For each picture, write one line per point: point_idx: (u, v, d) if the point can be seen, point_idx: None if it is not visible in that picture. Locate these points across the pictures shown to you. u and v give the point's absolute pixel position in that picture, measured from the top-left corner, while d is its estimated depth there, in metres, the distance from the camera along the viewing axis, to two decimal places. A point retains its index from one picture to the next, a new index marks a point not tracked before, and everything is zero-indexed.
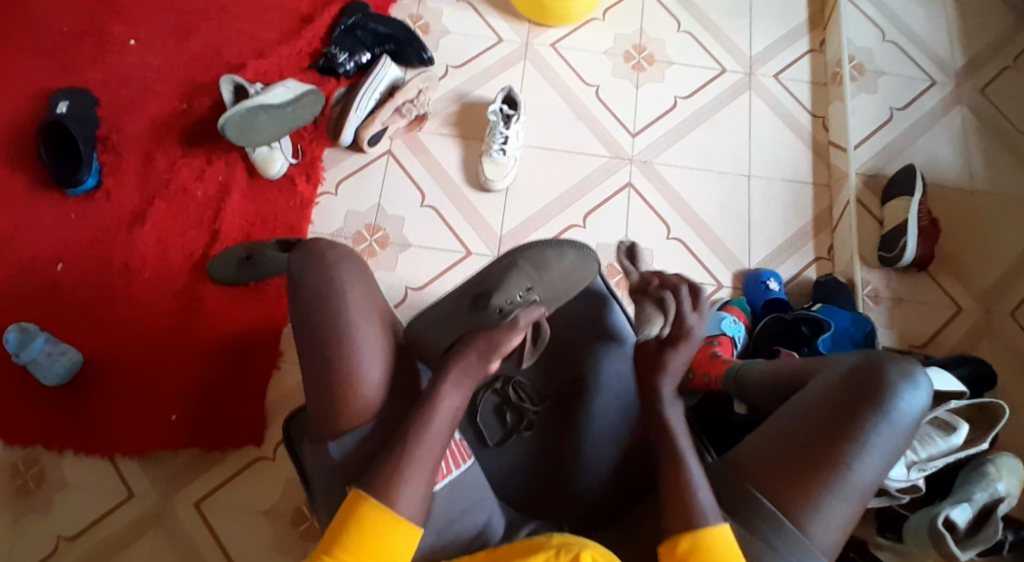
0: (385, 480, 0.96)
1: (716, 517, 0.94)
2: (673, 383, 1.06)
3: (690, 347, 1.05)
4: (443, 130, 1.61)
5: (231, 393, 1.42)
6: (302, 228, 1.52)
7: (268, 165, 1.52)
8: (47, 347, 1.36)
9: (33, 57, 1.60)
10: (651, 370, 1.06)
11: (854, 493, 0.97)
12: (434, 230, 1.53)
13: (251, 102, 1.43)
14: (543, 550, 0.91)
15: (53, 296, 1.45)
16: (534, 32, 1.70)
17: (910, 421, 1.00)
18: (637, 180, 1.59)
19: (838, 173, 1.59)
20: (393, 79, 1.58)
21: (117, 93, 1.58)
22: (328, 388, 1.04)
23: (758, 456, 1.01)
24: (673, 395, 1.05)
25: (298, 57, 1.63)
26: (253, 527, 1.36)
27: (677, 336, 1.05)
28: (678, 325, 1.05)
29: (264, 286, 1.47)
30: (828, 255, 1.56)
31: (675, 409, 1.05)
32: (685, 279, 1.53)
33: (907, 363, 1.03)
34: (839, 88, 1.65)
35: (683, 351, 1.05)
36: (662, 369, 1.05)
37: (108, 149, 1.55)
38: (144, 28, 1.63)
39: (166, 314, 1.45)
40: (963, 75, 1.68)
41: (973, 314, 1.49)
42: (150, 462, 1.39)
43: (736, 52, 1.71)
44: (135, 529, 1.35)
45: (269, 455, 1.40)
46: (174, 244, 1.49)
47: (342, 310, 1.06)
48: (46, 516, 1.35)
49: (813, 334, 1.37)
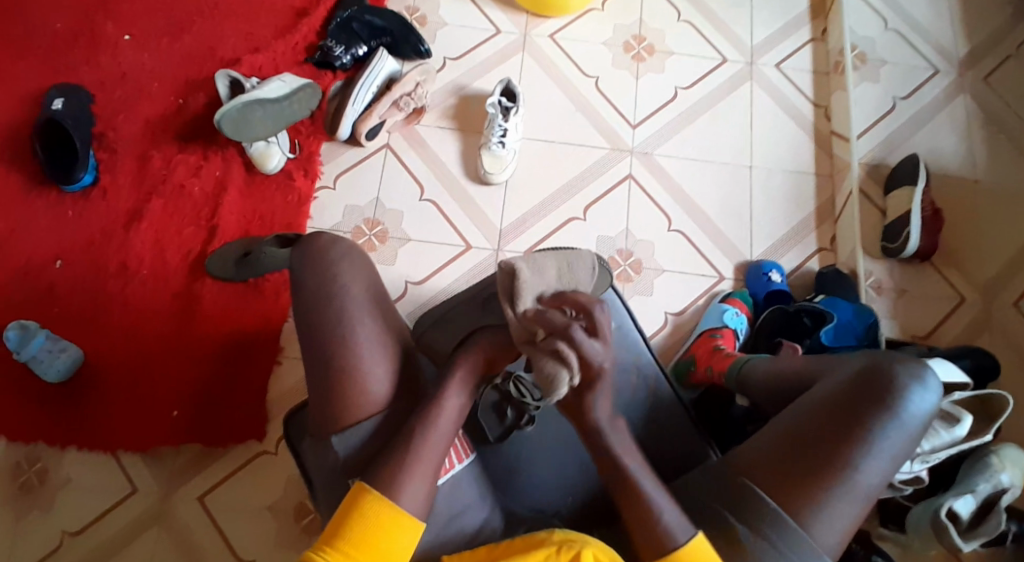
0: (386, 479, 0.95)
1: (685, 533, 0.94)
2: (606, 410, 1.00)
3: (606, 383, 0.99)
4: (441, 123, 1.60)
5: (232, 390, 1.41)
6: (299, 224, 1.51)
7: (265, 160, 1.50)
8: (48, 345, 1.35)
9: (26, 55, 1.58)
10: (578, 408, 1.00)
11: (859, 495, 0.96)
12: (433, 224, 1.52)
13: (248, 96, 1.42)
14: (544, 546, 0.91)
15: (51, 296, 1.44)
16: (532, 23, 1.68)
17: (918, 423, 0.99)
18: (638, 173, 1.57)
19: (840, 164, 1.58)
20: (390, 71, 1.56)
21: (111, 91, 1.57)
22: (327, 386, 1.03)
23: (761, 456, 1.00)
24: (610, 420, 1.00)
25: (294, 51, 1.61)
26: (256, 522, 1.36)
27: (588, 378, 0.98)
28: (585, 372, 0.97)
29: (264, 282, 1.47)
30: (830, 247, 1.54)
31: (618, 436, 1.00)
32: (686, 271, 1.52)
33: (914, 363, 1.01)
34: (840, 78, 1.63)
35: (601, 388, 0.99)
36: (588, 406, 0.99)
37: (103, 147, 1.53)
38: (138, 25, 1.62)
39: (166, 311, 1.44)
40: (966, 63, 1.66)
41: (976, 305, 1.48)
42: (152, 459, 1.39)
43: (736, 42, 1.69)
44: (139, 526, 1.35)
45: (271, 450, 1.40)
46: (170, 242, 1.48)
47: (342, 306, 1.05)
48: (49, 513, 1.35)
49: (815, 327, 1.36)
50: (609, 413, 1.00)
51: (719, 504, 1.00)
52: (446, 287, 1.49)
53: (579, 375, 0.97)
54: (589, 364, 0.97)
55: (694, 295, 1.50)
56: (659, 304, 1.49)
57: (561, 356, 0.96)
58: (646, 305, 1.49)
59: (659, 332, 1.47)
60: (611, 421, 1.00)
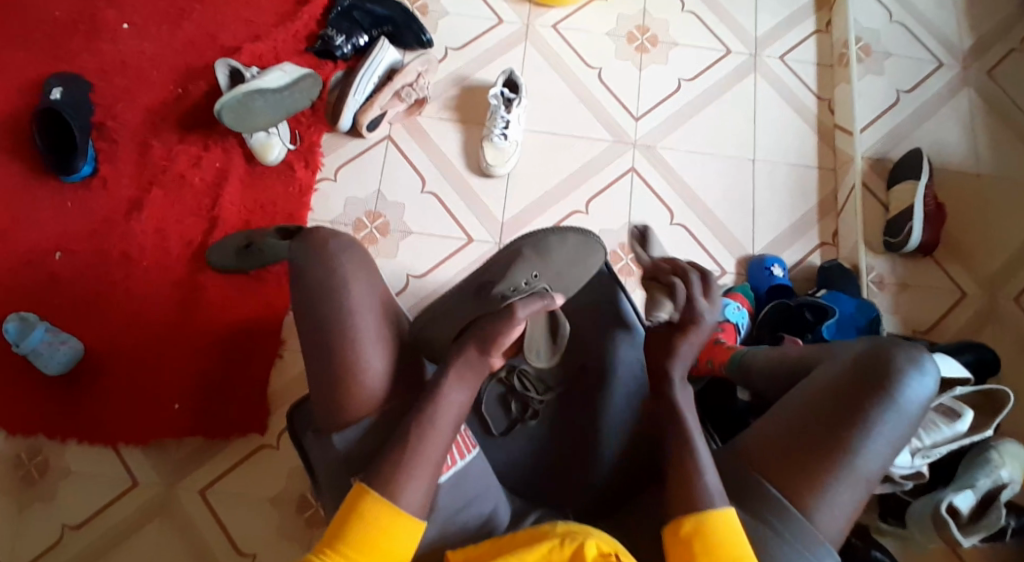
0: (391, 474, 0.95)
1: (721, 501, 0.94)
2: (683, 365, 1.06)
3: (701, 332, 1.06)
4: (443, 114, 1.59)
5: (234, 382, 1.41)
6: (301, 216, 1.50)
7: (266, 151, 1.50)
8: (49, 337, 1.34)
9: (23, 42, 1.56)
10: (661, 348, 1.07)
11: (860, 480, 0.97)
12: (434, 215, 1.52)
13: (248, 86, 1.41)
14: (548, 538, 0.91)
15: (51, 286, 1.43)
16: (535, 13, 1.67)
17: (918, 409, 0.99)
18: (641, 164, 1.57)
19: (843, 157, 1.57)
20: (391, 62, 1.55)
21: (111, 79, 1.55)
22: (331, 381, 1.03)
23: (763, 444, 1.01)
24: (683, 378, 1.06)
25: (295, 40, 1.59)
26: (259, 515, 1.37)
27: (686, 321, 1.06)
28: (689, 311, 1.06)
29: (265, 274, 1.46)
30: (832, 241, 1.54)
31: (685, 394, 1.05)
32: (689, 265, 1.51)
33: (912, 348, 1.01)
34: (845, 70, 1.62)
35: (693, 334, 1.06)
36: (673, 347, 1.06)
37: (103, 136, 1.52)
38: (137, 12, 1.60)
39: (166, 302, 1.44)
40: (971, 56, 1.65)
41: (979, 300, 1.48)
42: (155, 451, 1.39)
43: (741, 33, 1.68)
44: (142, 517, 1.35)
45: (272, 443, 1.40)
46: (172, 231, 1.47)
47: (344, 301, 1.05)
48: (51, 505, 1.35)
49: (817, 320, 1.36)
50: (686, 371, 1.06)
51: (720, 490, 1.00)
52: (446, 281, 1.48)
53: (683, 312, 1.07)
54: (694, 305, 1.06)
55: None
56: None
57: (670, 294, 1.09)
58: None
59: None
60: (684, 380, 1.06)
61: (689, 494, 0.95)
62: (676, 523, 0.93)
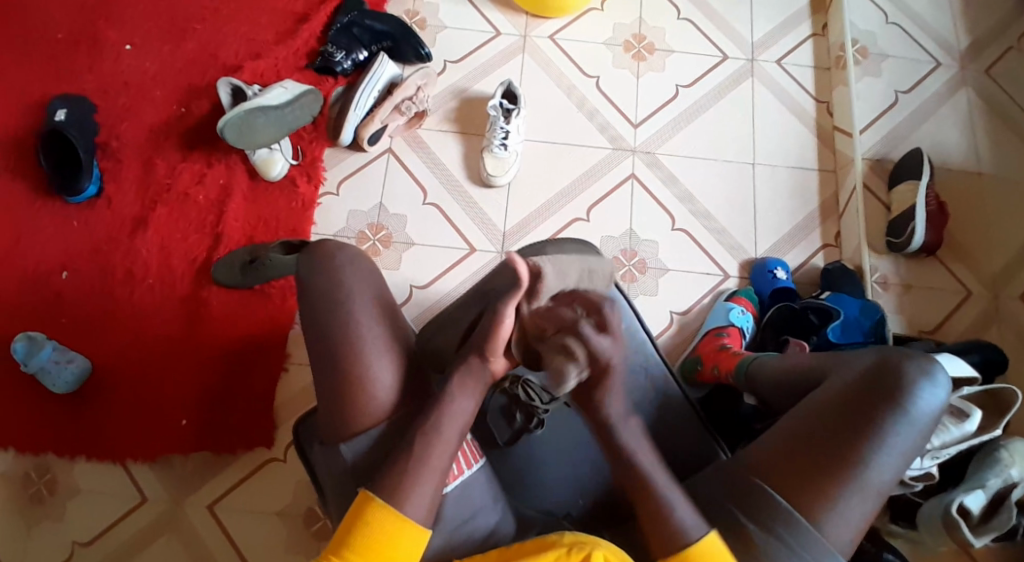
0: (396, 486, 0.95)
1: (699, 529, 0.94)
2: (618, 404, 1.00)
3: (616, 379, 0.98)
4: (443, 126, 1.60)
5: (240, 398, 1.41)
6: (304, 231, 1.51)
7: (269, 167, 1.51)
8: (56, 356, 1.36)
9: (28, 64, 1.59)
10: (586, 402, 1.00)
11: (870, 491, 0.96)
12: (436, 228, 1.52)
13: (249, 104, 1.43)
14: (555, 548, 0.91)
15: (59, 305, 1.44)
16: (532, 24, 1.68)
17: (929, 420, 0.98)
18: (641, 171, 1.57)
19: (844, 159, 1.58)
20: (391, 76, 1.56)
21: (114, 99, 1.57)
22: (335, 390, 1.03)
23: (771, 454, 1.00)
24: (623, 415, 1.00)
25: (295, 57, 1.61)
26: (267, 529, 1.37)
27: (598, 372, 0.98)
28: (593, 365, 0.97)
29: (269, 288, 1.47)
30: (835, 243, 1.54)
31: (630, 429, 1.00)
32: (691, 270, 1.52)
33: (924, 359, 1.00)
34: (842, 73, 1.63)
35: (611, 384, 0.98)
36: (598, 400, 0.99)
37: (107, 155, 1.54)
38: (140, 32, 1.62)
39: (172, 319, 1.45)
40: (968, 56, 1.65)
41: (983, 300, 1.48)
42: (163, 467, 1.39)
43: (737, 38, 1.69)
44: (150, 533, 1.35)
45: (280, 457, 1.40)
46: (175, 248, 1.49)
47: (348, 312, 1.05)
48: (60, 523, 1.36)
49: (822, 323, 1.36)
50: (622, 408, 1.00)
51: (729, 500, 1.00)
52: (450, 291, 1.49)
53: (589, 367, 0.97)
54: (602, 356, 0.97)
55: (699, 293, 1.50)
56: (664, 303, 1.49)
57: (574, 348, 0.97)
58: (652, 305, 1.49)
59: (665, 330, 1.47)
60: (624, 416, 1.00)
61: (693, 502, 0.95)
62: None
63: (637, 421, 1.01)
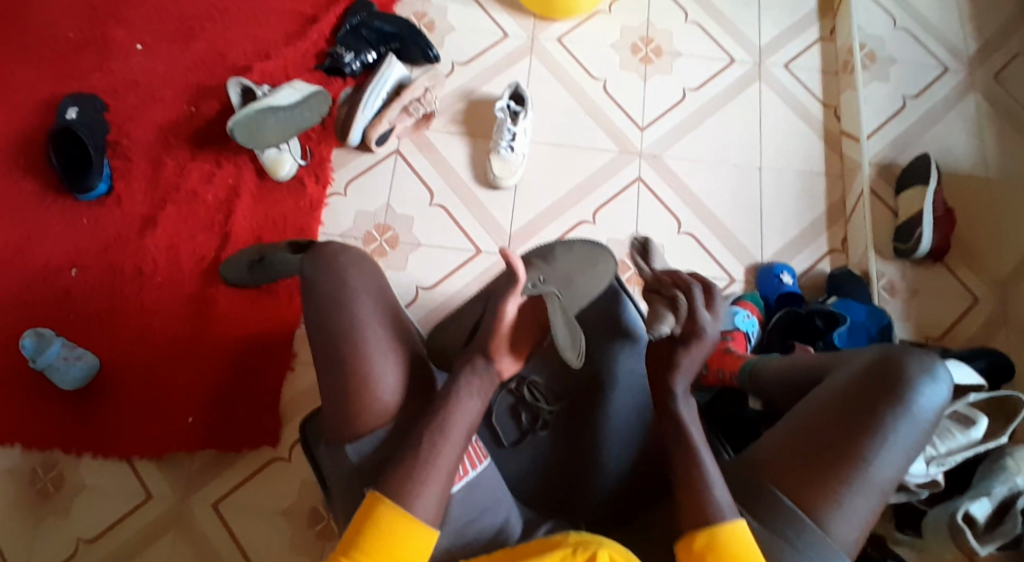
0: (402, 484, 0.95)
1: (731, 512, 0.94)
2: (686, 380, 1.04)
3: (705, 347, 1.03)
4: (450, 128, 1.60)
5: (246, 396, 1.42)
6: (312, 231, 1.52)
7: (278, 167, 1.52)
8: (64, 353, 1.36)
9: (39, 64, 1.60)
10: (666, 366, 1.04)
11: (874, 489, 0.96)
12: (443, 229, 1.53)
13: (259, 104, 1.44)
14: (561, 547, 0.91)
15: (67, 303, 1.46)
16: (539, 27, 1.69)
17: (930, 417, 0.99)
18: (647, 174, 1.58)
19: (851, 164, 1.57)
20: (400, 78, 1.57)
21: (124, 99, 1.59)
22: (341, 389, 1.04)
23: (775, 454, 1.00)
24: (685, 393, 1.04)
25: (303, 58, 1.62)
26: (271, 528, 1.37)
27: (689, 334, 1.02)
28: (692, 325, 1.02)
29: (276, 288, 1.48)
30: (841, 248, 1.54)
31: (689, 409, 1.03)
32: (697, 273, 1.51)
33: (924, 356, 1.01)
34: (850, 77, 1.63)
35: (698, 349, 1.03)
36: (675, 367, 1.03)
37: (117, 155, 1.55)
38: (149, 33, 1.64)
39: (179, 318, 1.46)
40: (976, 61, 1.65)
41: (990, 305, 1.47)
42: (168, 465, 1.40)
43: (745, 42, 1.69)
44: (155, 531, 1.36)
45: (284, 456, 1.41)
46: (184, 247, 1.50)
47: (354, 314, 1.06)
48: (66, 519, 1.37)
49: (828, 328, 1.35)
50: (687, 386, 1.04)
51: (734, 499, 1.00)
52: (456, 291, 1.49)
53: (685, 324, 1.02)
54: (696, 319, 1.02)
55: None
56: None
57: (661, 307, 1.04)
58: None
59: None
60: (686, 394, 1.04)
61: (701, 501, 0.95)
62: (688, 536, 0.93)
63: (694, 404, 1.05)
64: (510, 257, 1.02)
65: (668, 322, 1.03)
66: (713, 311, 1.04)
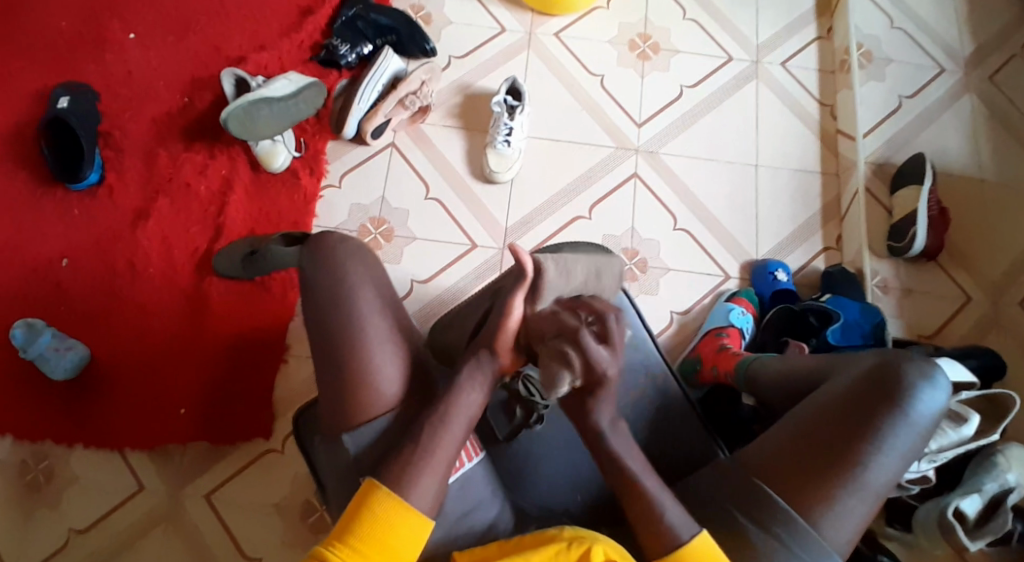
0: (399, 477, 0.95)
1: (688, 530, 0.94)
2: (609, 413, 1.00)
3: (612, 388, 0.98)
4: (446, 122, 1.60)
5: (238, 389, 1.41)
6: (306, 223, 1.51)
7: (271, 158, 1.50)
8: (55, 342, 1.36)
9: (31, 53, 1.58)
10: (580, 410, 1.00)
11: (869, 493, 0.96)
12: (439, 223, 1.52)
13: (253, 95, 1.42)
14: (555, 542, 0.91)
15: (58, 294, 1.44)
16: (537, 21, 1.68)
17: (929, 422, 0.98)
18: (644, 171, 1.57)
19: (846, 163, 1.58)
20: (395, 70, 1.56)
21: (117, 88, 1.57)
22: (338, 382, 1.03)
23: (771, 455, 1.00)
24: (611, 423, 1.00)
25: (299, 50, 1.61)
26: (262, 521, 1.36)
27: (592, 384, 0.97)
28: (589, 377, 0.96)
29: (270, 280, 1.47)
30: (836, 246, 1.54)
31: (619, 439, 1.00)
32: (693, 270, 1.52)
33: (924, 362, 1.00)
34: (846, 76, 1.63)
35: (605, 396, 0.98)
36: (589, 409, 0.99)
37: (109, 145, 1.54)
38: (144, 22, 1.62)
39: (173, 309, 1.44)
40: (971, 62, 1.66)
41: (983, 304, 1.48)
42: (160, 458, 1.39)
43: (742, 40, 1.69)
44: (146, 524, 1.35)
45: (278, 448, 1.40)
46: (177, 238, 1.48)
47: (352, 307, 1.05)
48: (56, 511, 1.35)
49: (822, 326, 1.36)
50: (610, 416, 1.00)
51: (727, 503, 1.00)
52: (451, 286, 1.49)
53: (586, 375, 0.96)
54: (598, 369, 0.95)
55: (699, 294, 1.50)
56: (664, 303, 1.49)
57: (568, 357, 0.95)
58: (652, 304, 1.49)
59: (664, 331, 1.47)
60: (613, 423, 1.00)
61: None
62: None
63: (627, 428, 1.01)
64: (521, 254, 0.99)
65: (565, 381, 0.95)
66: (613, 347, 0.97)
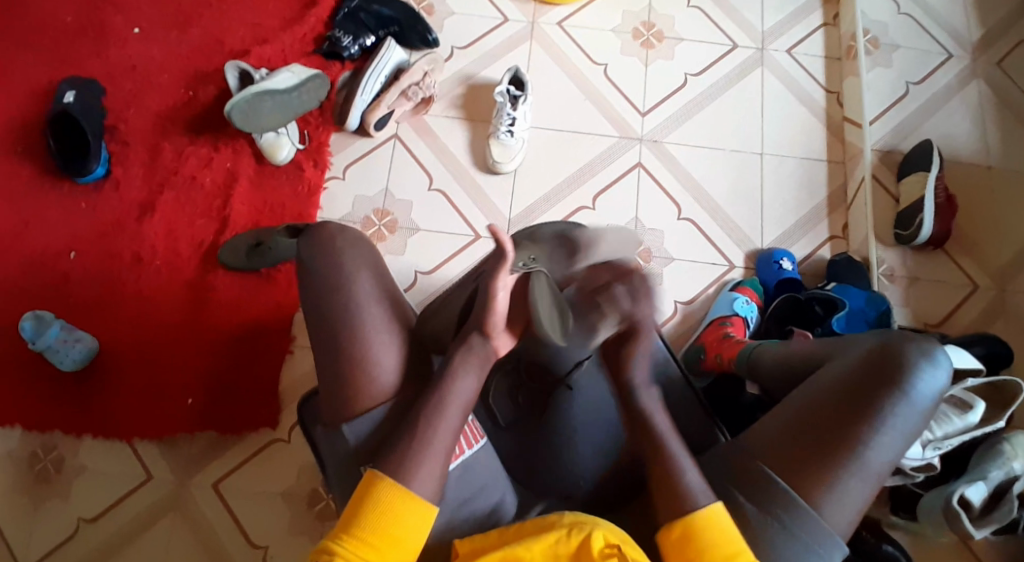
0: (399, 463, 0.95)
1: (706, 497, 0.93)
2: (644, 370, 1.03)
3: (647, 340, 1.02)
4: (449, 113, 1.60)
5: (244, 379, 1.42)
6: (310, 214, 1.51)
7: (276, 151, 1.51)
8: (63, 335, 1.36)
9: (36, 49, 1.59)
10: (616, 361, 1.03)
11: (870, 474, 0.96)
12: (442, 213, 1.53)
13: (256, 87, 1.43)
14: (555, 529, 0.91)
15: (66, 287, 1.46)
16: (539, 11, 1.67)
17: (929, 404, 0.98)
18: (647, 160, 1.57)
19: (852, 150, 1.56)
20: (398, 61, 1.56)
21: (123, 85, 1.58)
22: (339, 371, 1.03)
23: (771, 436, 1.00)
24: (645, 381, 1.03)
25: (302, 43, 1.61)
26: (269, 509, 1.38)
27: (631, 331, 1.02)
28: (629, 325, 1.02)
29: (275, 272, 1.47)
30: (842, 235, 1.53)
31: (651, 397, 1.02)
32: (697, 259, 1.51)
33: (925, 342, 1.00)
34: (853, 63, 1.61)
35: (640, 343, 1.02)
36: (626, 359, 1.02)
37: (115, 139, 1.55)
38: (146, 17, 1.63)
39: (178, 301, 1.46)
40: (980, 47, 1.64)
41: (989, 292, 1.47)
42: (167, 447, 1.40)
43: (748, 28, 1.67)
44: (155, 513, 1.37)
45: (284, 439, 1.41)
46: (182, 232, 1.49)
47: (351, 296, 1.05)
48: (66, 501, 1.37)
49: (826, 314, 1.34)
50: (646, 374, 1.03)
51: (729, 482, 1.00)
52: (456, 276, 1.49)
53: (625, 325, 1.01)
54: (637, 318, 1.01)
55: (704, 283, 1.49)
56: (668, 292, 1.49)
57: (608, 307, 1.01)
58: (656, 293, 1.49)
59: (668, 321, 1.47)
60: (647, 383, 1.03)
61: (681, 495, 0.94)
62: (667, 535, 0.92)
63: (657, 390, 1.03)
64: (498, 234, 0.96)
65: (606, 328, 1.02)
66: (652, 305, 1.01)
